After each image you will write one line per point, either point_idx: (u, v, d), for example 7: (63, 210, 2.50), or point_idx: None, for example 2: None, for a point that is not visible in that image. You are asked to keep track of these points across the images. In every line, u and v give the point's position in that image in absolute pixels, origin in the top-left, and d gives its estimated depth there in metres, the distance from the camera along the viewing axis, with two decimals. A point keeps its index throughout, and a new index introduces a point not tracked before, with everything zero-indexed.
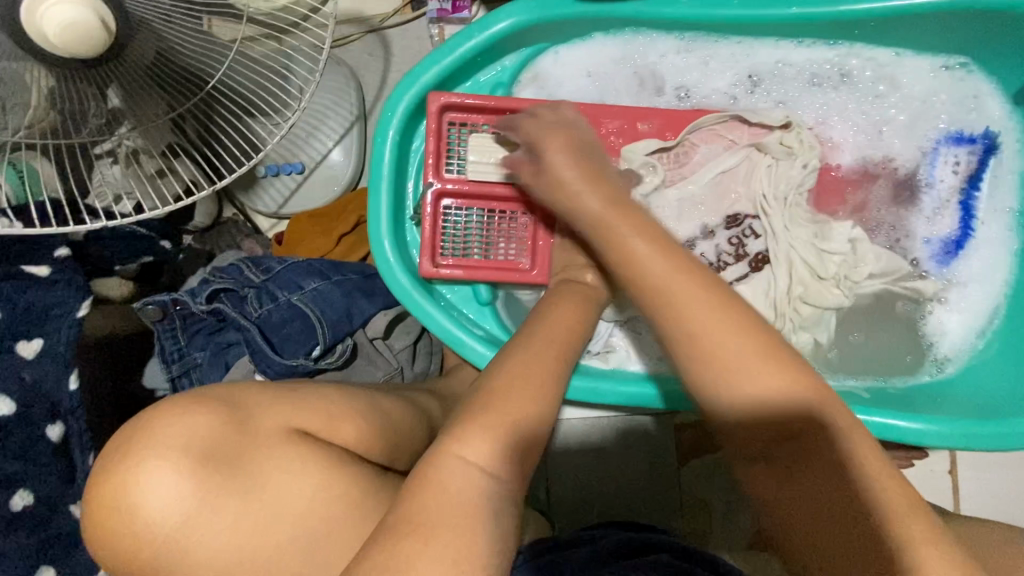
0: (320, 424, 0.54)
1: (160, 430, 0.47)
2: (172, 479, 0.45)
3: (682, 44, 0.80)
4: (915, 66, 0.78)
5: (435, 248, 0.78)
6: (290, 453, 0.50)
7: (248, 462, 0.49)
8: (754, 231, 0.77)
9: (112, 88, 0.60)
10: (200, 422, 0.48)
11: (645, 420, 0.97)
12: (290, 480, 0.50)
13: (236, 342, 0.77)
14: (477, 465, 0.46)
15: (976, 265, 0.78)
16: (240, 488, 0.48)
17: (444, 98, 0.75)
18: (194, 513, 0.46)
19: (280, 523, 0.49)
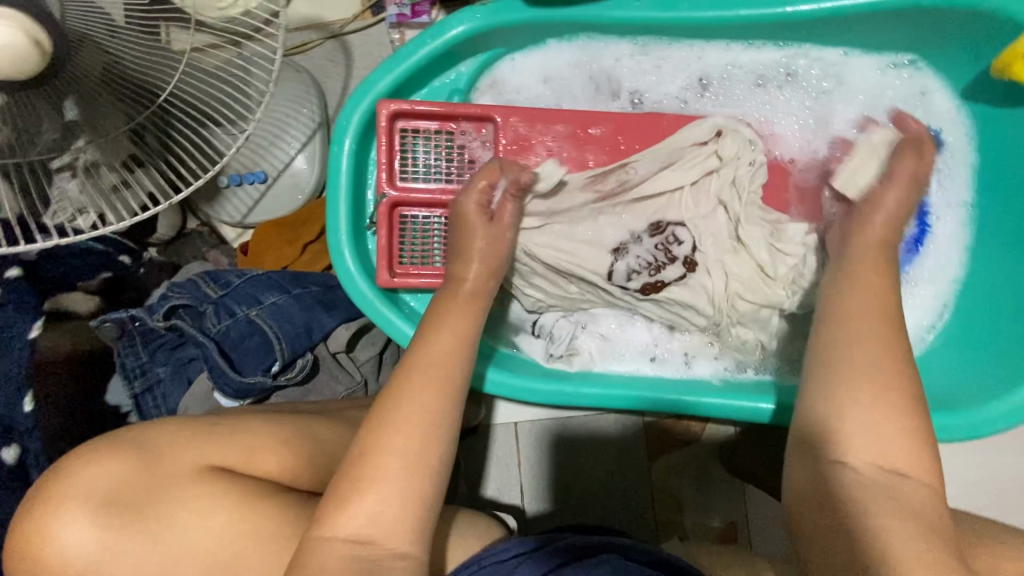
0: (241, 459, 0.56)
1: (66, 478, 0.50)
2: (81, 524, 0.48)
3: (636, 48, 0.80)
4: (864, 65, 0.79)
5: (393, 257, 0.78)
6: (202, 491, 0.52)
7: (157, 502, 0.51)
8: (678, 237, 0.76)
9: (69, 102, 0.60)
10: (108, 467, 0.51)
11: (609, 419, 0.99)
12: (198, 520, 0.51)
13: (197, 358, 0.77)
14: (349, 535, 0.49)
15: (931, 261, 0.78)
16: (145, 529, 0.50)
17: (393, 105, 0.74)
18: (106, 554, 0.49)
19: (188, 559, 0.50)
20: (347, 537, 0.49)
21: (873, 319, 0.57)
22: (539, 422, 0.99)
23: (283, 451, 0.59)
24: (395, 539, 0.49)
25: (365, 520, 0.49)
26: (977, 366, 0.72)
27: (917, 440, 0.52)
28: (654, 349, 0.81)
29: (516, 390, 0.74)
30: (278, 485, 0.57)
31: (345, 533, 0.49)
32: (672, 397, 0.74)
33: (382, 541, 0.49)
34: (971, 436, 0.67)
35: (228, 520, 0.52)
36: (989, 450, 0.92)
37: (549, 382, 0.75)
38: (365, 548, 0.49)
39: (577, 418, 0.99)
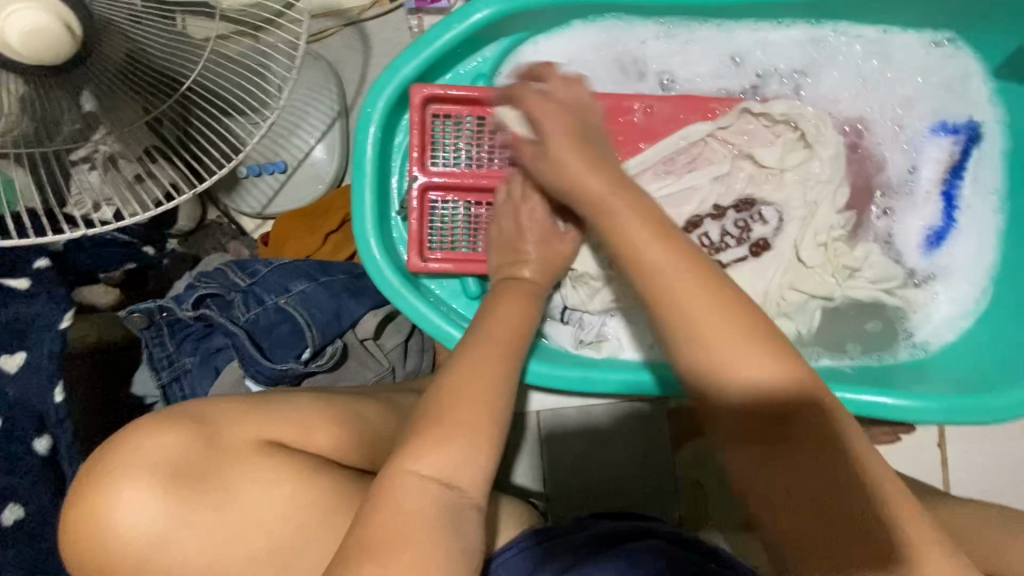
0: (295, 435, 0.54)
1: (128, 449, 0.47)
2: (144, 499, 0.46)
3: (663, 28, 0.79)
4: (902, 42, 0.78)
5: (422, 242, 0.77)
6: (262, 466, 0.50)
7: (218, 476, 0.49)
8: (763, 217, 0.75)
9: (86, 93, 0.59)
10: (167, 442, 0.48)
11: (636, 406, 0.99)
12: (261, 494, 0.50)
13: (225, 346, 0.77)
14: (432, 474, 0.46)
15: (964, 253, 0.78)
16: (211, 503, 0.48)
17: (426, 89, 0.74)
18: (168, 530, 0.46)
19: (253, 532, 0.49)
20: (436, 480, 0.46)
21: (681, 284, 0.50)
22: (563, 410, 0.99)
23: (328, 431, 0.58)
24: (477, 487, 0.48)
25: (448, 464, 0.47)
26: (1012, 350, 0.71)
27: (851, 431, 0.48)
28: None
29: (545, 375, 0.74)
30: (330, 460, 0.56)
31: (424, 471, 0.46)
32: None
33: (461, 482, 0.47)
34: (1006, 419, 0.66)
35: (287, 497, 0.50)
36: (1015, 435, 0.92)
37: (578, 367, 0.75)
38: (451, 493, 0.47)
39: (603, 406, 0.99)
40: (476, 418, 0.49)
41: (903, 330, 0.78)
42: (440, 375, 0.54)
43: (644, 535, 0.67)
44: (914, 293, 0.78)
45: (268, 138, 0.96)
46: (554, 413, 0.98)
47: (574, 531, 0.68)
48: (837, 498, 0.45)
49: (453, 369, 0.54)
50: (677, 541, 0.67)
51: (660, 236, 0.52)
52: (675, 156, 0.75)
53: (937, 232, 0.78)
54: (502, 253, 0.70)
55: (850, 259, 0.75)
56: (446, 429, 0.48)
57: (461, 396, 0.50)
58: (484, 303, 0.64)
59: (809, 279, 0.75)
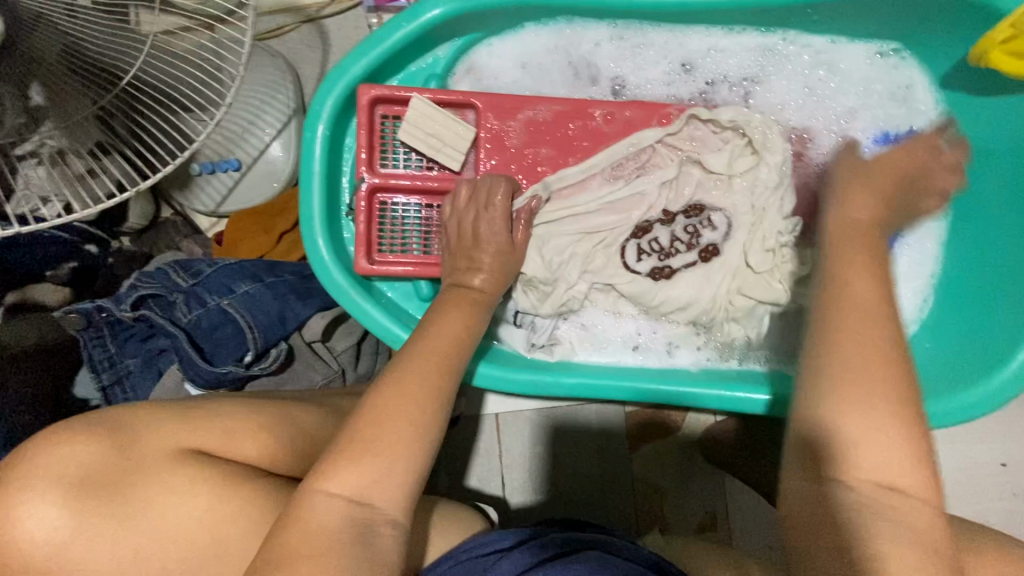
0: (220, 443, 0.54)
1: (36, 458, 0.45)
2: (48, 511, 0.44)
3: (615, 32, 0.79)
4: (850, 52, 0.79)
5: (371, 244, 0.76)
6: (179, 476, 0.49)
7: (134, 484, 0.47)
8: (710, 223, 0.76)
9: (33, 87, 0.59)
10: (80, 450, 0.47)
11: (594, 409, 0.99)
12: (179, 504, 0.48)
13: (168, 349, 0.74)
14: (347, 494, 0.47)
15: (913, 259, 0.79)
16: (124, 513, 0.47)
17: (374, 90, 0.73)
18: (74, 543, 0.45)
19: (169, 543, 0.48)
20: (349, 498, 0.47)
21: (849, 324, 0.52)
22: (519, 414, 0.99)
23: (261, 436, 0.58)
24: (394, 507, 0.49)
25: (365, 483, 0.48)
26: (952, 356, 0.73)
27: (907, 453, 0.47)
28: (636, 338, 0.81)
29: (493, 378, 0.74)
30: (262, 467, 0.55)
31: (338, 490, 0.47)
32: (645, 387, 0.73)
33: (376, 501, 0.48)
34: (942, 424, 0.68)
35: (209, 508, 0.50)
36: (962, 437, 0.93)
37: (527, 371, 0.75)
38: (363, 510, 0.47)
39: (561, 410, 0.99)
40: (394, 437, 0.50)
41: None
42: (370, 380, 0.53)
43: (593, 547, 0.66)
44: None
45: (223, 135, 0.95)
46: (512, 417, 0.99)
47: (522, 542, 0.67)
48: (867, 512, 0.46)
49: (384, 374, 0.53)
50: (630, 557, 0.65)
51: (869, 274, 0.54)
52: (624, 162, 0.77)
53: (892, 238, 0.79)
54: (452, 258, 0.71)
55: (797, 266, 0.76)
56: (366, 448, 0.48)
57: (389, 403, 0.51)
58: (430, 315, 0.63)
59: (758, 285, 0.75)
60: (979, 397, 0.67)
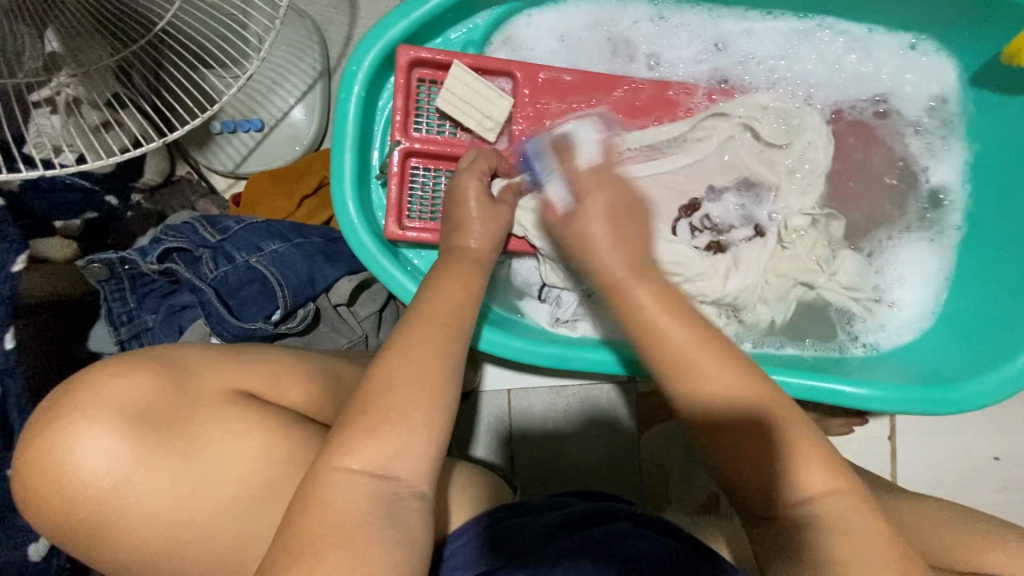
0: (267, 388, 0.57)
1: (93, 393, 0.47)
2: (108, 443, 0.46)
3: (655, 10, 0.80)
4: (884, 44, 0.80)
5: (401, 210, 0.75)
6: (234, 417, 0.52)
7: (189, 422, 0.50)
8: (762, 198, 0.77)
9: (51, 30, 0.61)
10: (135, 386, 0.49)
11: (603, 390, 1.00)
12: (229, 444, 0.51)
13: (191, 305, 0.73)
14: (367, 468, 0.46)
15: (920, 255, 0.80)
16: (180, 450, 0.49)
17: (413, 52, 0.72)
18: (133, 475, 0.47)
19: (217, 483, 0.50)
20: (369, 473, 0.46)
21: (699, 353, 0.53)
22: (532, 391, 1.00)
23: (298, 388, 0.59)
24: (413, 476, 0.47)
25: (384, 457, 0.46)
26: (969, 348, 0.74)
27: (808, 458, 0.52)
28: None
29: (519, 351, 0.74)
30: (302, 415, 0.58)
31: (357, 466, 0.46)
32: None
33: (401, 474, 0.47)
34: (963, 410, 0.69)
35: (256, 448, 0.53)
36: (958, 430, 0.96)
37: (553, 345, 0.75)
38: (387, 484, 0.46)
39: (574, 391, 1.00)
40: (423, 396, 0.48)
41: (850, 331, 0.80)
42: (401, 333, 0.53)
43: (612, 518, 0.69)
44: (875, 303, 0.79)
45: (246, 95, 0.93)
46: (524, 393, 1.00)
47: (552, 512, 0.69)
48: (798, 520, 0.51)
49: (417, 321, 0.53)
50: (647, 525, 0.69)
51: (674, 316, 0.55)
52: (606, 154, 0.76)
53: (893, 237, 0.80)
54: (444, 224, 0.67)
55: (825, 252, 0.76)
56: (401, 412, 0.47)
57: (422, 360, 0.50)
58: (430, 272, 0.61)
59: (790, 262, 0.76)
60: (997, 382, 0.68)
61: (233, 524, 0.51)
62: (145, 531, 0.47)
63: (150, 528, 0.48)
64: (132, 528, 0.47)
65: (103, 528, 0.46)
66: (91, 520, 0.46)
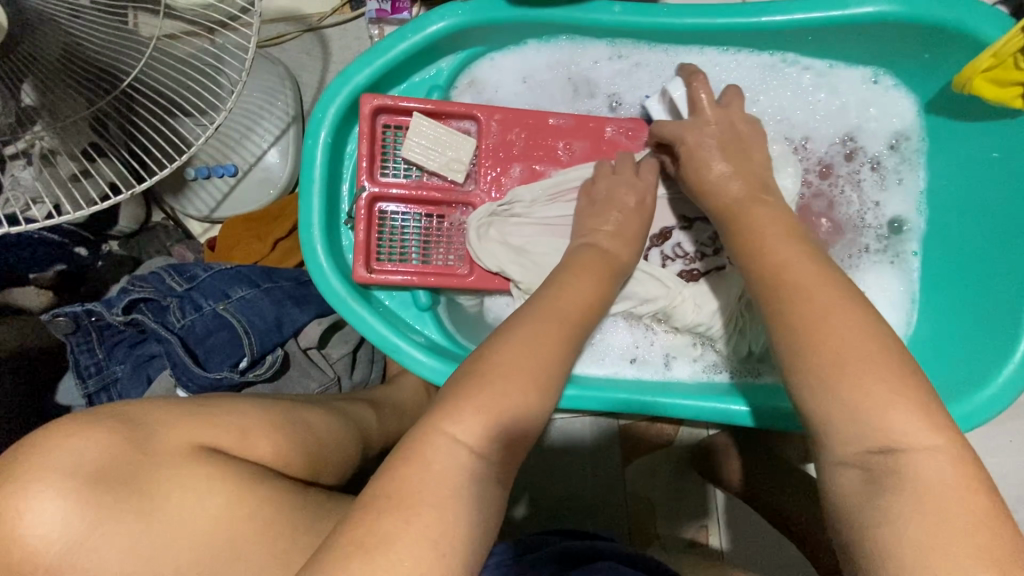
0: (230, 442, 0.57)
1: (48, 452, 0.48)
2: (59, 502, 0.46)
3: (614, 50, 0.81)
4: (847, 76, 0.80)
5: (370, 252, 0.75)
6: (190, 475, 0.52)
7: (143, 480, 0.50)
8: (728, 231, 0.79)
9: (27, 86, 0.62)
10: (91, 445, 0.49)
11: (583, 424, 0.99)
12: (186, 502, 0.51)
13: (158, 354, 0.73)
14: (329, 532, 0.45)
15: (883, 277, 0.80)
16: (133, 508, 0.49)
17: (376, 100, 0.73)
18: (86, 535, 0.47)
19: (173, 544, 0.49)
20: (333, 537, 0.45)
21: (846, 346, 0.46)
22: None
23: (266, 440, 0.59)
24: None
25: None
26: (943, 370, 0.73)
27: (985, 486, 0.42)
28: (634, 351, 0.81)
29: None
30: (265, 469, 0.58)
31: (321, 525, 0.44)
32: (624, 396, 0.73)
33: None
34: None
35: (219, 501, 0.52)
36: None
37: None
38: None
39: (557, 425, 0.99)
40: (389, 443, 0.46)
41: None
42: None
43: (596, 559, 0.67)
44: None
45: (219, 141, 0.94)
46: None
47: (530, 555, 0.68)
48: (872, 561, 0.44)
49: None
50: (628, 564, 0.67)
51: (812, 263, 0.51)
52: None
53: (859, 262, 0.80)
54: None
55: None
56: None
57: None
58: None
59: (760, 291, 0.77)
60: (976, 404, 0.66)
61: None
62: None
63: None
64: None
65: None
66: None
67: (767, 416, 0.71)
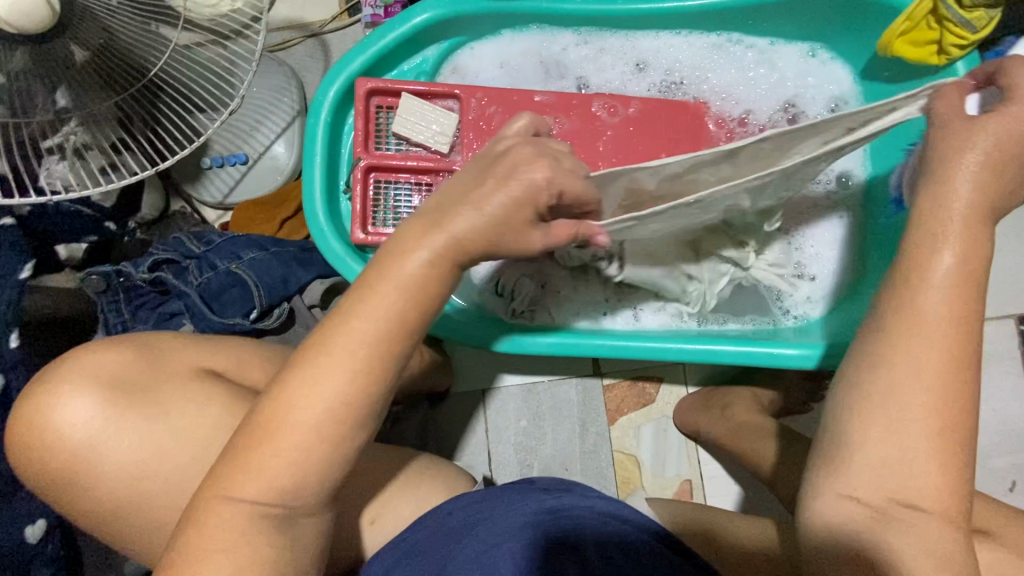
0: (228, 366, 0.63)
1: (78, 362, 0.56)
2: (88, 402, 0.55)
3: (580, 37, 0.91)
4: (788, 52, 0.90)
5: (365, 217, 0.84)
6: (198, 390, 0.59)
7: (162, 391, 0.58)
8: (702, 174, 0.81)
9: (62, 86, 0.71)
10: (117, 360, 0.58)
11: (569, 386, 1.06)
12: (196, 411, 0.58)
13: (179, 313, 0.81)
14: (309, 422, 0.48)
15: (830, 227, 0.89)
16: (148, 414, 0.56)
17: (369, 83, 0.83)
18: (104, 431, 0.55)
19: (181, 448, 0.57)
20: (290, 456, 0.48)
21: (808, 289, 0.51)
22: (505, 389, 1.07)
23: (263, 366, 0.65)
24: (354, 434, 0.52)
25: None
26: None
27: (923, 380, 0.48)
28: (605, 304, 0.90)
29: (476, 338, 0.83)
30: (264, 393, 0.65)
31: (292, 430, 0.48)
32: (674, 347, 0.80)
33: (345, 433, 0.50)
34: None
35: (223, 413, 0.58)
36: None
37: (508, 332, 0.83)
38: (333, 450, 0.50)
39: (546, 384, 1.07)
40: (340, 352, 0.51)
41: (781, 306, 0.88)
42: None
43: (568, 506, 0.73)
44: (799, 281, 0.88)
45: (232, 133, 1.05)
46: (498, 392, 1.07)
47: (514, 493, 0.73)
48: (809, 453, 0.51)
49: None
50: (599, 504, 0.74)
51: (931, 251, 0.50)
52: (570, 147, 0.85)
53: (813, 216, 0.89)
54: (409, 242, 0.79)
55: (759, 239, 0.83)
56: None
57: None
58: None
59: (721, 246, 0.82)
60: None
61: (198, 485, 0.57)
62: (112, 485, 0.55)
63: (122, 478, 0.55)
64: (102, 482, 0.55)
65: (83, 477, 0.55)
66: (70, 471, 0.55)
67: (726, 355, 0.79)
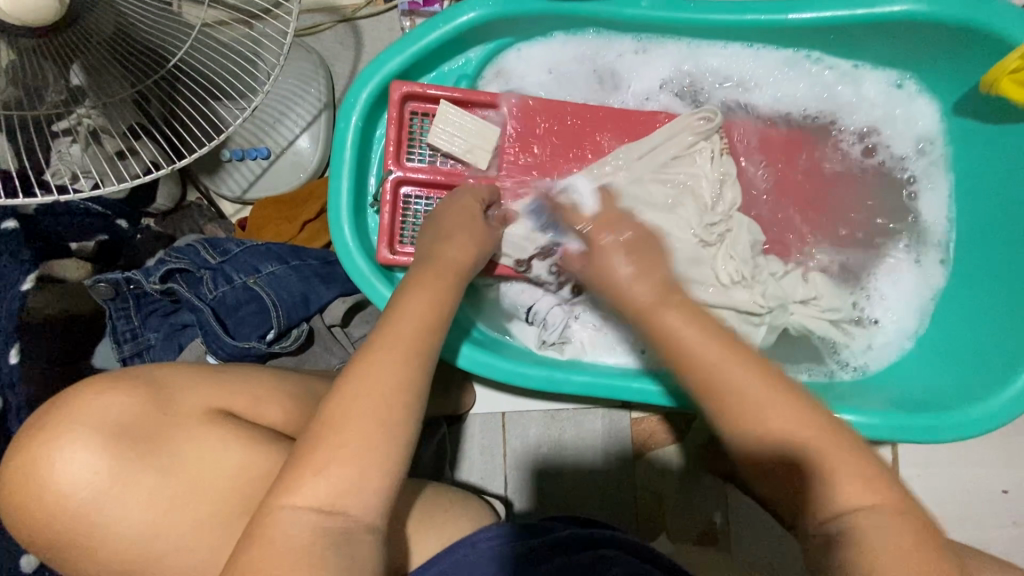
0: (244, 406, 0.62)
1: (79, 407, 0.53)
2: (86, 453, 0.51)
3: (639, 44, 0.82)
4: (871, 77, 0.80)
5: (393, 234, 0.78)
6: (210, 435, 0.57)
7: (168, 438, 0.55)
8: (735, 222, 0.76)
9: (75, 67, 0.63)
10: (119, 402, 0.54)
11: (595, 416, 1.00)
12: (208, 459, 0.56)
13: (190, 325, 0.76)
14: (318, 505, 0.48)
15: (899, 277, 0.80)
16: (154, 463, 0.54)
17: (406, 87, 0.75)
18: (104, 486, 0.52)
19: (192, 500, 0.55)
20: (314, 516, 0.48)
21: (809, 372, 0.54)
22: (526, 414, 1.02)
23: (279, 405, 0.64)
24: (368, 511, 0.49)
25: (355, 477, 0.48)
26: (963, 370, 0.73)
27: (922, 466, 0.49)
28: None
29: (506, 372, 0.75)
30: (278, 434, 0.62)
31: (303, 509, 0.48)
32: None
33: (353, 510, 0.48)
34: (967, 435, 0.67)
35: None
36: (966, 459, 0.93)
37: (540, 367, 0.75)
38: (336, 519, 0.48)
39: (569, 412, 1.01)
40: (368, 413, 0.50)
41: (837, 359, 0.79)
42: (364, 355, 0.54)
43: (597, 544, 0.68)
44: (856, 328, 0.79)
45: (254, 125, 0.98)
46: (519, 417, 1.02)
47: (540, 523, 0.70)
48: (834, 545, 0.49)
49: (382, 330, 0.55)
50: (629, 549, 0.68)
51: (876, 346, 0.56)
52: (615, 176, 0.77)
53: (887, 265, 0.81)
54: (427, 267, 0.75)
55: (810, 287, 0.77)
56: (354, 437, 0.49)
57: (386, 381, 0.51)
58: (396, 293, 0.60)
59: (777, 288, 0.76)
60: (996, 406, 0.66)
61: (209, 537, 0.55)
62: (118, 542, 0.52)
63: (126, 534, 0.52)
64: (106, 538, 0.52)
65: (84, 532, 0.52)
66: (71, 529, 0.51)
67: None
